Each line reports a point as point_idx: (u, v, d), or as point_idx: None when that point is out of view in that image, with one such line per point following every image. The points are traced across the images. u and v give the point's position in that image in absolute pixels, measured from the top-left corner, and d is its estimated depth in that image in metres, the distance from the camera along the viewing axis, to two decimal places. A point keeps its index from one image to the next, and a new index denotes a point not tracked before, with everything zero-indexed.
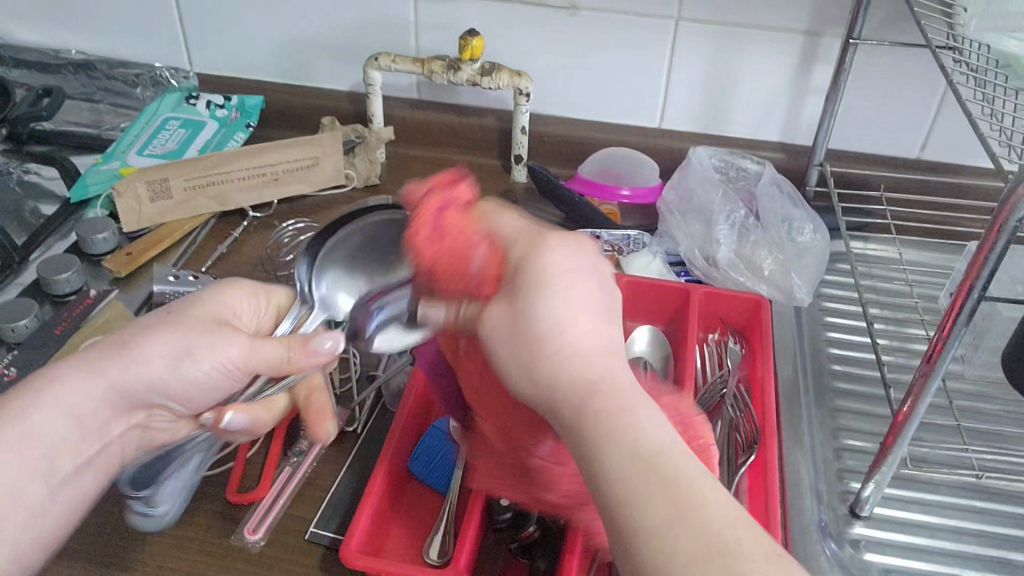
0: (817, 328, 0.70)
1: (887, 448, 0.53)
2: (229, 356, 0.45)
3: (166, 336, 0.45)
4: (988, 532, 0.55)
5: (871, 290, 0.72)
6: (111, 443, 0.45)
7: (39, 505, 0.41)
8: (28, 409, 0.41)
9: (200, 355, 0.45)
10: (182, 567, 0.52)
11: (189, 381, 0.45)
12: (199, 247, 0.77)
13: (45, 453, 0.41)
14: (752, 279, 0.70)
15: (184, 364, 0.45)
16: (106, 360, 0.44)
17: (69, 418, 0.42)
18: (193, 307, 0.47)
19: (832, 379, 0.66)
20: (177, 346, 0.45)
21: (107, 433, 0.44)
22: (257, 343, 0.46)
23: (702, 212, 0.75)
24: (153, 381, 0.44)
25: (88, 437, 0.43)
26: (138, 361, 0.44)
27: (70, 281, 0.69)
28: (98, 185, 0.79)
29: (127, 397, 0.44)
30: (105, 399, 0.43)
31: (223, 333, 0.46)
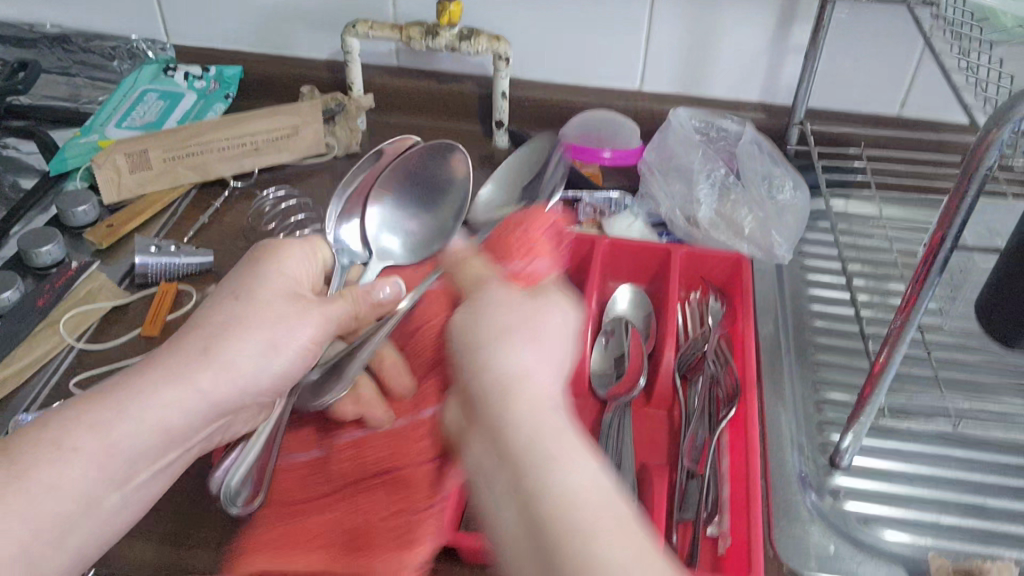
0: (798, 285, 0.71)
1: (865, 399, 0.53)
2: (307, 337, 0.48)
3: (244, 331, 0.45)
4: (966, 479, 0.56)
5: (851, 246, 0.73)
6: (191, 446, 0.46)
7: (100, 503, 0.42)
8: (103, 423, 0.42)
9: (284, 342, 0.47)
10: (171, 531, 0.53)
11: (274, 372, 0.47)
12: (181, 218, 0.76)
13: (120, 461, 0.42)
14: (733, 238, 0.71)
15: (268, 355, 0.46)
16: (185, 361, 0.44)
17: (151, 427, 0.43)
18: (261, 288, 0.47)
19: (813, 335, 0.66)
20: (262, 335, 0.46)
21: (195, 437, 0.45)
22: (331, 310, 0.49)
23: (683, 173, 0.75)
24: (221, 388, 0.45)
25: (173, 443, 0.44)
26: (217, 361, 0.44)
27: (51, 254, 0.69)
28: (77, 158, 0.79)
29: (221, 403, 0.45)
30: (196, 408, 0.44)
31: (300, 317, 0.47)
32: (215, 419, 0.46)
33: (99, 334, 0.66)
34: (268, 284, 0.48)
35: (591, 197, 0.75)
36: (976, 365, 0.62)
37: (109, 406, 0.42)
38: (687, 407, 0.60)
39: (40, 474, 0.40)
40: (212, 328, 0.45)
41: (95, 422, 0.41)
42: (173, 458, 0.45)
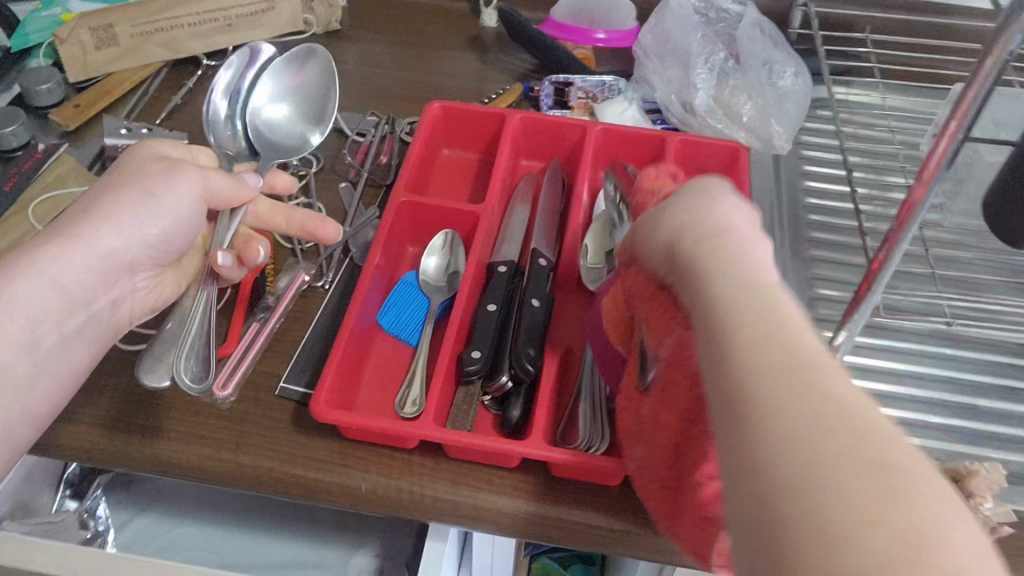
0: (796, 177, 0.68)
1: (861, 296, 0.52)
2: (188, 196, 0.47)
3: (121, 195, 0.45)
4: (956, 378, 0.55)
5: (852, 137, 0.70)
6: (95, 311, 0.46)
7: (11, 375, 0.42)
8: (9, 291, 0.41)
9: (163, 196, 0.46)
10: (148, 424, 0.52)
11: (161, 221, 0.46)
12: (153, 98, 0.73)
13: (26, 325, 0.42)
14: (729, 127, 0.68)
15: (151, 206, 0.46)
16: (69, 223, 0.44)
17: (51, 287, 0.43)
18: (132, 158, 0.47)
19: (808, 229, 0.65)
20: (138, 190, 0.45)
21: (93, 297, 0.45)
22: (212, 178, 0.48)
23: (680, 55, 0.71)
24: (118, 243, 0.45)
25: (76, 304, 0.44)
26: (101, 218, 0.44)
27: (17, 135, 0.65)
28: (40, 33, 0.74)
29: (110, 258, 0.45)
30: (88, 265, 0.44)
31: (177, 170, 0.47)
32: (116, 274, 0.46)
33: None
34: (136, 157, 0.47)
35: (582, 80, 0.72)
36: (974, 263, 0.61)
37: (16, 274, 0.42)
38: None
39: None
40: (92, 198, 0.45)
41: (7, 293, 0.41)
42: (80, 322, 0.45)
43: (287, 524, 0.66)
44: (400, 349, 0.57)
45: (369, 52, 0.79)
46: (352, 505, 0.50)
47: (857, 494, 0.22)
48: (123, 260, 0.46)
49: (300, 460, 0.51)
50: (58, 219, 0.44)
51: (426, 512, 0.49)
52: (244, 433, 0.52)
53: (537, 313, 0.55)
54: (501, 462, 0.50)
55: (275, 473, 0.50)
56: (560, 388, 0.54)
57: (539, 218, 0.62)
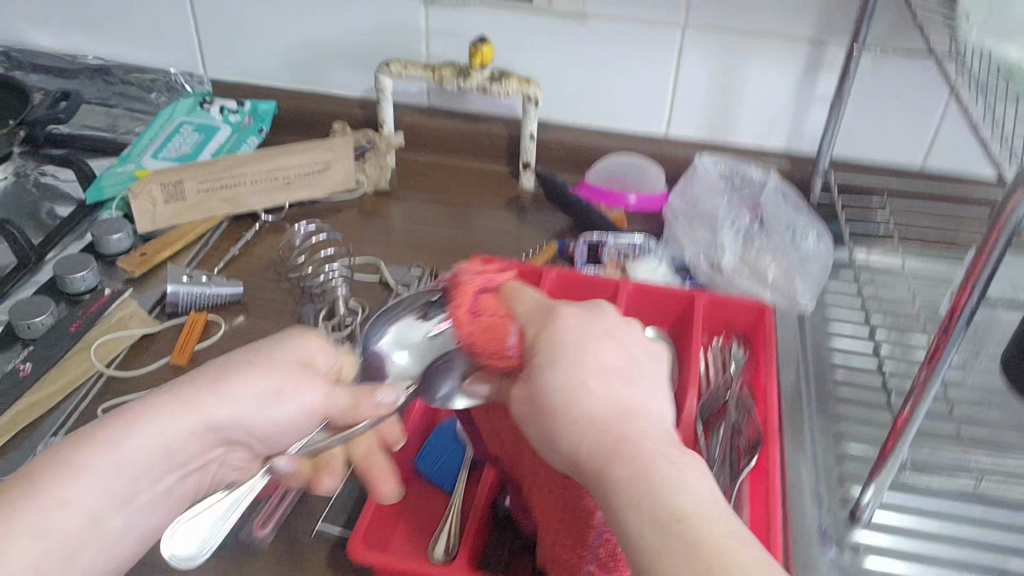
0: (821, 334, 0.71)
1: (887, 453, 0.53)
2: (315, 399, 0.46)
3: (253, 379, 0.45)
4: (987, 537, 0.56)
5: (874, 298, 0.73)
6: (185, 474, 0.44)
7: (103, 525, 0.40)
8: (97, 455, 0.40)
9: (289, 398, 0.46)
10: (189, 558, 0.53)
11: (283, 419, 0.46)
12: (213, 249, 0.78)
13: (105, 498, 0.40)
14: (756, 285, 0.71)
15: (273, 406, 0.45)
16: (198, 393, 0.43)
17: (158, 448, 0.41)
18: (280, 337, 0.47)
19: (834, 385, 0.66)
20: (269, 386, 0.45)
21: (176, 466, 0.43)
22: (336, 393, 0.47)
23: (708, 218, 0.76)
24: (220, 420, 0.43)
25: (170, 468, 0.42)
26: (228, 392, 0.44)
27: (86, 280, 0.70)
28: (114, 188, 0.80)
29: (215, 434, 0.44)
30: (193, 436, 0.43)
31: (309, 379, 0.47)
32: (213, 448, 0.44)
33: (128, 361, 0.67)
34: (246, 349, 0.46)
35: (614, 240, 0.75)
36: (1001, 422, 0.62)
37: (90, 442, 0.40)
38: (708, 456, 0.60)
39: (46, 493, 0.38)
40: (205, 373, 0.44)
41: (97, 454, 0.40)
42: (169, 484, 0.43)
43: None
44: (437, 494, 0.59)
45: (413, 210, 0.84)
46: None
47: None
48: (228, 437, 0.44)
49: None
50: (163, 389, 0.43)
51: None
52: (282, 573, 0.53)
53: None
54: None
55: None
56: None
57: None
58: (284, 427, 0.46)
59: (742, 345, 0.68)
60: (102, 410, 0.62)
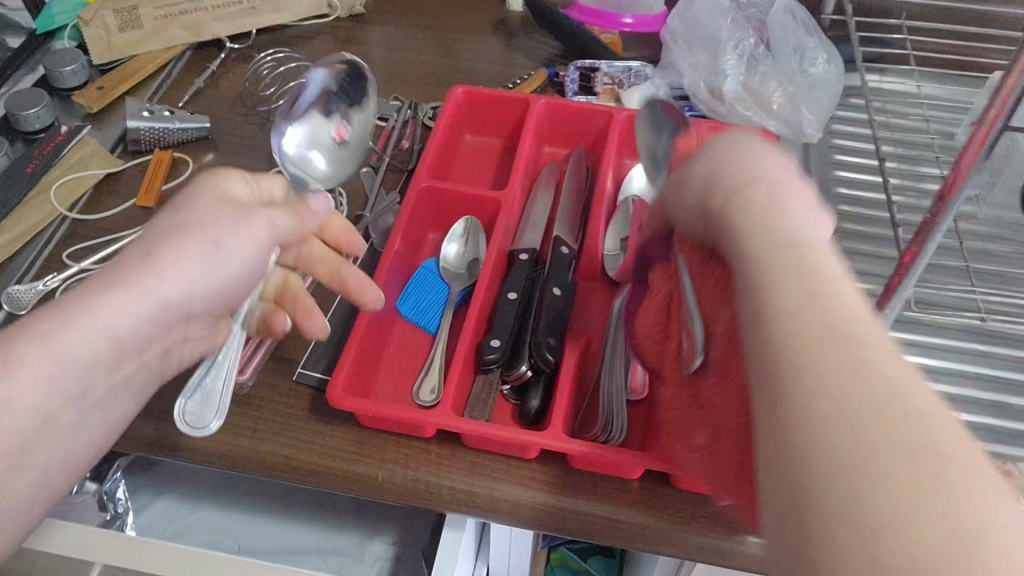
0: (825, 167, 0.67)
1: (892, 288, 0.51)
2: (255, 244, 0.42)
3: (186, 245, 0.39)
4: (989, 376, 0.54)
5: (885, 127, 0.68)
6: (146, 360, 0.40)
7: (57, 422, 0.36)
8: (46, 336, 0.35)
9: (229, 243, 0.40)
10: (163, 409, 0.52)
11: (228, 271, 0.41)
12: (176, 81, 0.72)
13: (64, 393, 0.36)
14: (759, 115, 0.67)
15: (214, 258, 0.40)
16: (128, 271, 0.37)
17: (105, 339, 0.37)
18: (226, 187, 0.43)
19: (838, 221, 0.63)
20: (199, 242, 0.39)
21: (148, 350, 0.40)
22: (275, 218, 0.43)
23: (708, 42, 0.70)
24: (177, 294, 0.39)
25: (128, 353, 0.38)
26: (162, 267, 0.38)
27: (39, 118, 0.65)
28: (65, 14, 0.74)
29: (170, 309, 0.39)
30: (149, 318, 0.38)
31: (244, 217, 0.42)
32: (174, 324, 0.40)
33: (93, 203, 0.63)
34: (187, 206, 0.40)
35: (609, 65, 0.71)
36: (1013, 257, 0.59)
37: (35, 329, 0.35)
38: None
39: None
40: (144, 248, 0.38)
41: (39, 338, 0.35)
42: (132, 369, 0.40)
43: (303, 517, 0.65)
44: (420, 335, 0.56)
45: (392, 36, 0.78)
46: (367, 495, 0.49)
47: (900, 474, 0.20)
48: (183, 305, 0.39)
49: (318, 451, 0.50)
50: (102, 269, 0.38)
51: (444, 503, 0.49)
52: (264, 420, 0.52)
53: (559, 300, 0.54)
54: (521, 452, 0.49)
55: (290, 463, 0.50)
56: (585, 374, 0.53)
57: (564, 201, 0.61)
58: (243, 276, 0.42)
59: None
60: (67, 257, 0.58)
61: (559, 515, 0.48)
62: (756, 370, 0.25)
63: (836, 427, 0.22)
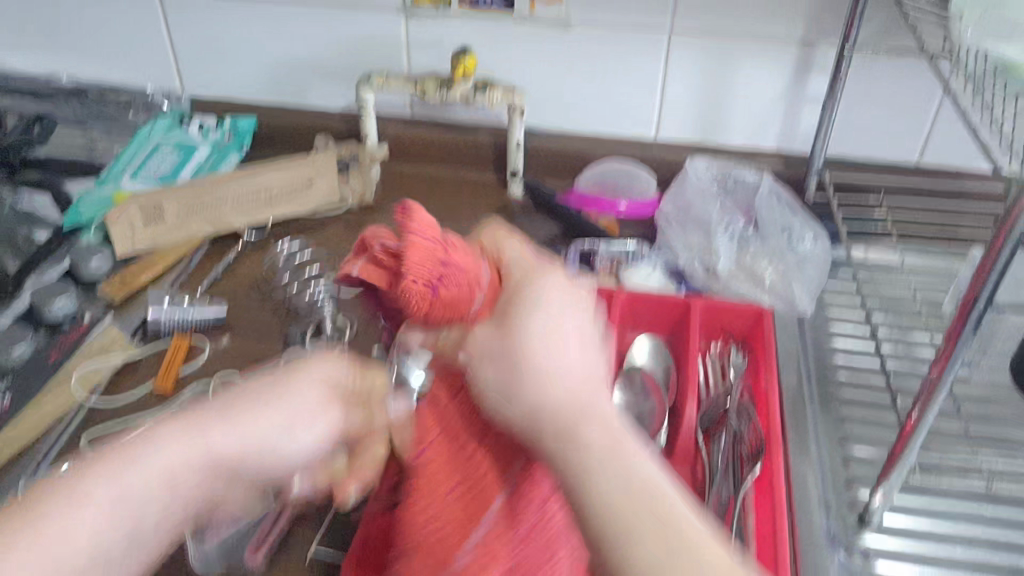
0: (821, 336, 0.69)
1: (895, 458, 0.51)
2: (327, 426, 0.41)
3: (265, 412, 0.39)
4: (1002, 540, 0.54)
5: (874, 296, 0.72)
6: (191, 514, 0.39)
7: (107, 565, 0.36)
8: (103, 476, 0.37)
9: (305, 425, 0.40)
10: None
11: (301, 447, 0.40)
12: (195, 270, 0.76)
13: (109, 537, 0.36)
14: (753, 289, 0.70)
15: (292, 430, 0.40)
16: (204, 415, 0.39)
17: (161, 485, 0.37)
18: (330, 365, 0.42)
19: (838, 387, 0.64)
20: (281, 417, 0.39)
21: (198, 497, 0.39)
22: (350, 413, 0.42)
23: (700, 224, 0.75)
24: (230, 444, 0.38)
25: (185, 500, 0.38)
26: (246, 412, 0.39)
27: (64, 307, 0.67)
28: (91, 210, 0.79)
29: (222, 466, 0.39)
30: (202, 472, 0.38)
31: (308, 386, 0.41)
32: (225, 485, 0.39)
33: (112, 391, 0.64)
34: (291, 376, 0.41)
35: (607, 248, 0.74)
36: (1011, 419, 0.60)
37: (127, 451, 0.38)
38: (711, 465, 0.58)
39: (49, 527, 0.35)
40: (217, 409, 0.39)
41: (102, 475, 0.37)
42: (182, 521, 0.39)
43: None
44: None
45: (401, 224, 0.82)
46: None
47: None
48: (244, 466, 0.39)
49: None
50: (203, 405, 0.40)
51: None
52: None
53: None
54: None
55: None
56: None
57: None
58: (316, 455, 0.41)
59: (741, 350, 0.66)
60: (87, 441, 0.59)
61: None
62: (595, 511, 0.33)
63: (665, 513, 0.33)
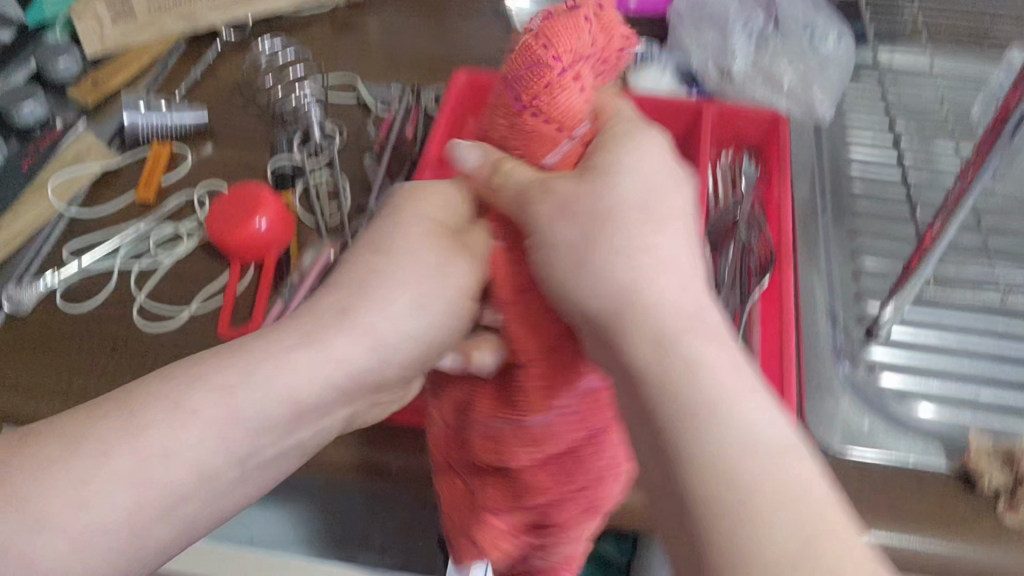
0: (837, 146, 0.65)
1: (910, 271, 0.49)
2: (460, 304, 0.38)
3: (408, 279, 0.38)
4: (1010, 354, 0.53)
5: (897, 105, 0.67)
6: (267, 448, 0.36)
7: (217, 479, 0.35)
8: (227, 388, 0.35)
9: (434, 305, 0.38)
10: None
11: (430, 328, 0.38)
12: (172, 73, 0.71)
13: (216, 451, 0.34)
14: (770, 94, 0.65)
15: (424, 310, 0.38)
16: (320, 327, 0.36)
17: (284, 401, 0.35)
18: (397, 239, 0.39)
19: (852, 200, 0.62)
20: (409, 297, 0.37)
21: (325, 414, 0.37)
22: (450, 264, 0.38)
23: (718, 23, 0.68)
24: (356, 356, 0.37)
25: (313, 415, 0.37)
26: (362, 319, 0.37)
27: (34, 112, 0.63)
28: (55, 6, 0.72)
29: (359, 377, 0.37)
30: (324, 383, 0.36)
31: (466, 247, 0.38)
32: (360, 396, 0.38)
33: (92, 199, 0.61)
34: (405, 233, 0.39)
35: None
36: None
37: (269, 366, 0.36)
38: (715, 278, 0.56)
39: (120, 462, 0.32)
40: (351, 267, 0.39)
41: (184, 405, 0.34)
42: (314, 434, 0.38)
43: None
44: None
45: (391, 23, 0.76)
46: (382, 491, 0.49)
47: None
48: (376, 376, 0.38)
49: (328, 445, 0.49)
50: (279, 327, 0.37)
51: None
52: None
53: None
54: None
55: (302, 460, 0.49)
56: None
57: None
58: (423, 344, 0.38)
59: (754, 161, 0.62)
60: (67, 255, 0.58)
61: None
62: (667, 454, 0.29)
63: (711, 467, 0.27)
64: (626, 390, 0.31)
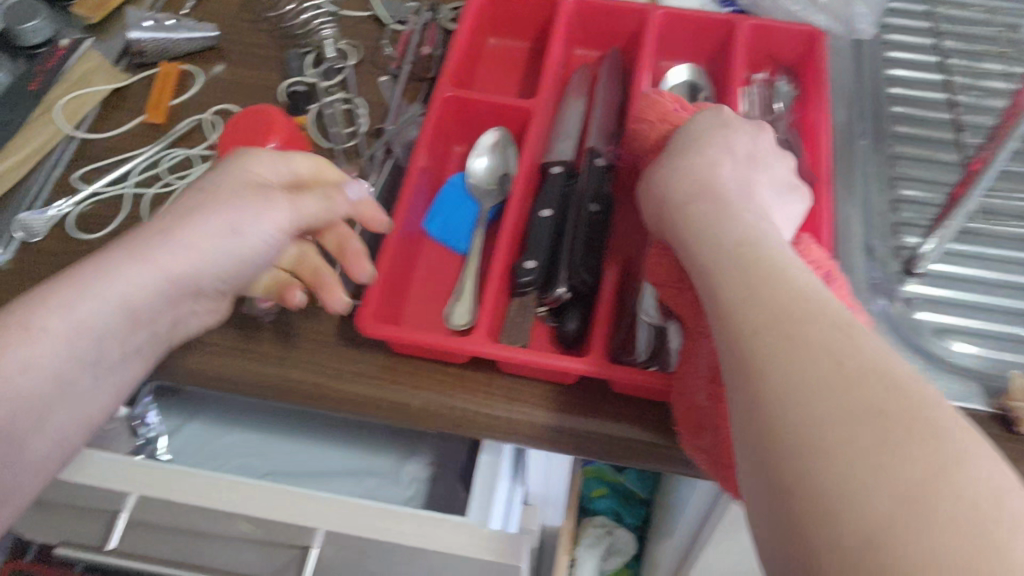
0: (877, 65, 0.62)
1: (956, 201, 0.48)
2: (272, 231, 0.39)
3: (201, 222, 0.37)
4: None
5: (942, 21, 0.64)
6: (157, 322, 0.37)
7: (75, 383, 0.34)
8: (68, 303, 0.33)
9: (258, 225, 0.38)
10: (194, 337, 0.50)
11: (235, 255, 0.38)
12: None
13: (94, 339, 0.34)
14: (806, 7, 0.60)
15: (229, 241, 0.37)
16: (144, 244, 0.36)
17: (119, 302, 0.34)
18: (234, 174, 0.40)
19: (892, 124, 0.58)
20: (219, 223, 0.37)
21: (161, 318, 0.37)
22: (299, 203, 0.40)
23: None
24: (185, 268, 0.36)
25: (139, 323, 0.36)
26: (189, 226, 0.37)
27: (39, 32, 0.61)
28: None
29: (182, 283, 0.37)
30: (145, 287, 0.35)
31: (260, 198, 0.39)
32: (182, 298, 0.38)
33: (101, 122, 0.59)
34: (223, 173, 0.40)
35: None
36: None
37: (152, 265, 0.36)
38: None
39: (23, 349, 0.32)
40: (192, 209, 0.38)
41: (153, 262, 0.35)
42: (142, 338, 0.37)
43: (337, 438, 0.66)
44: (448, 258, 0.53)
45: None
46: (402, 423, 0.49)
47: (883, 522, 0.21)
48: (194, 283, 0.37)
49: (346, 378, 0.49)
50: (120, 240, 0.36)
51: (487, 432, 0.47)
52: (291, 347, 0.50)
53: (596, 219, 0.50)
54: (559, 377, 0.48)
55: (321, 394, 0.49)
56: (621, 296, 0.50)
57: (595, 113, 0.56)
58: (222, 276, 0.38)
59: (789, 80, 0.59)
60: (78, 179, 0.56)
61: (568, 431, 0.47)
62: (748, 429, 0.26)
63: (814, 422, 0.24)
64: (734, 380, 0.28)
